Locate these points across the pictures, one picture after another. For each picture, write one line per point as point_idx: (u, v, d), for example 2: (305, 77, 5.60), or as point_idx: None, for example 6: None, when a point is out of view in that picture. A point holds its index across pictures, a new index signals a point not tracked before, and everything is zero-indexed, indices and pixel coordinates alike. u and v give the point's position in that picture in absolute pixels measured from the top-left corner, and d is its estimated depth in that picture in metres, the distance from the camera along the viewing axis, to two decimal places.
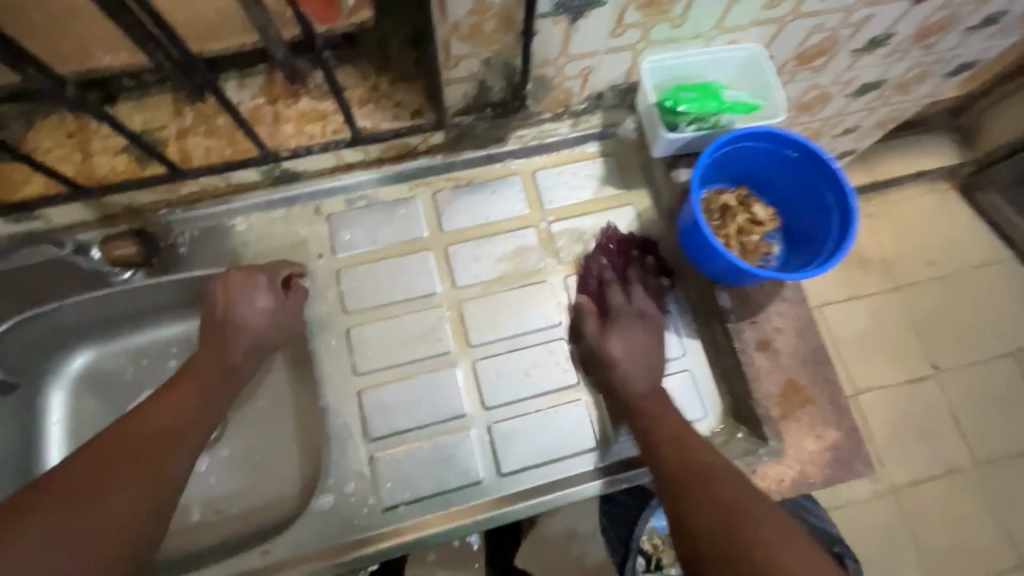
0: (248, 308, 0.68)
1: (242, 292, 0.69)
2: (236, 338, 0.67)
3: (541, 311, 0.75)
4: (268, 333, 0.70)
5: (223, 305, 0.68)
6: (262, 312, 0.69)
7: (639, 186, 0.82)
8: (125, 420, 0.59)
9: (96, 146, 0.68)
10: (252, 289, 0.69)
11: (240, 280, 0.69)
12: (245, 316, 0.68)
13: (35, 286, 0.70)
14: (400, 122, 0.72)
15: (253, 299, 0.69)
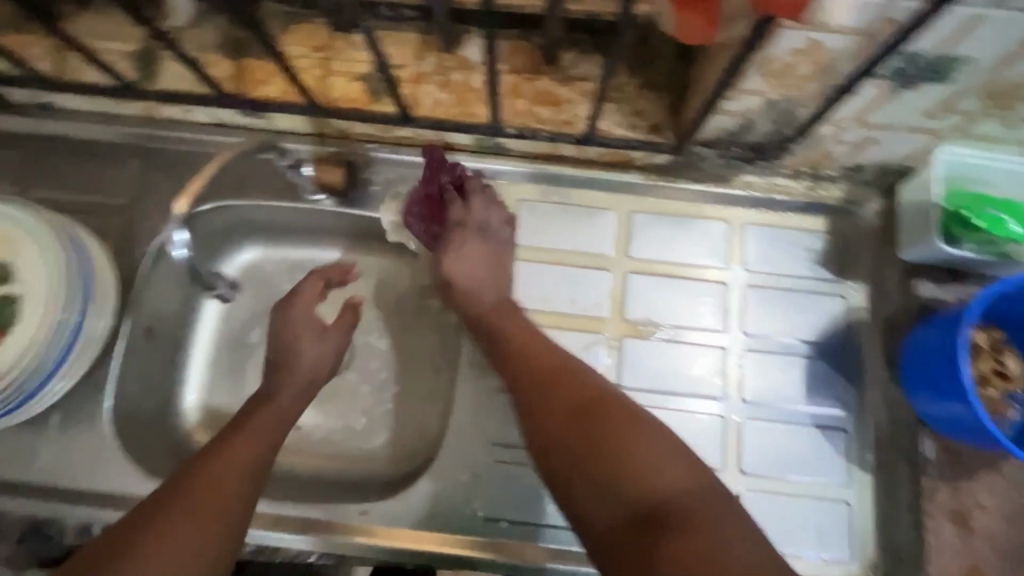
0: (311, 349, 0.66)
1: (309, 345, 0.66)
2: (295, 378, 0.64)
3: (704, 377, 0.69)
4: (327, 367, 0.67)
5: (280, 317, 0.67)
6: (316, 353, 0.66)
7: (860, 279, 0.71)
8: (178, 481, 0.54)
9: (337, 66, 0.68)
10: (309, 334, 0.67)
11: (299, 311, 0.68)
12: (297, 356, 0.65)
13: (237, 181, 0.73)
14: (634, 133, 0.66)
15: (312, 347, 0.67)
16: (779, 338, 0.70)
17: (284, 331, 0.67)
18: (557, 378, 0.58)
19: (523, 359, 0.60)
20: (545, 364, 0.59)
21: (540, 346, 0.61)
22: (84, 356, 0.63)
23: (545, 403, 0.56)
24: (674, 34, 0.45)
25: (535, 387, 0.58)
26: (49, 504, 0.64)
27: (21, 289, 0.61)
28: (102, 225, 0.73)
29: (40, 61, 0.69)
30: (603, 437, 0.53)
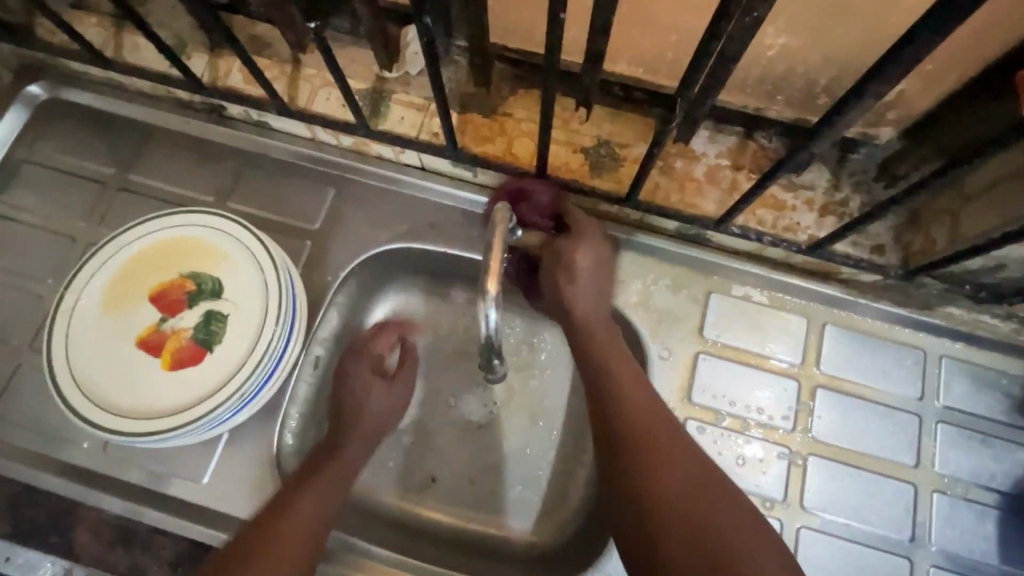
0: (366, 392, 0.69)
1: (372, 381, 0.70)
2: (364, 422, 0.68)
3: (891, 514, 0.65)
4: (387, 419, 0.71)
5: (346, 362, 0.72)
6: (380, 395, 0.70)
7: None
8: (268, 522, 0.59)
9: (561, 136, 0.68)
10: (379, 381, 0.71)
11: (368, 364, 0.71)
12: (358, 406, 0.68)
13: (431, 227, 0.73)
14: (856, 250, 0.64)
15: (376, 393, 0.70)
16: (973, 483, 0.66)
17: (345, 393, 0.69)
18: (650, 451, 0.53)
19: (598, 400, 0.59)
20: (649, 432, 0.55)
21: (655, 421, 0.56)
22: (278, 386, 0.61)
23: (680, 471, 0.52)
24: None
25: (628, 455, 0.54)
26: (210, 531, 0.63)
27: (230, 308, 0.62)
28: (292, 246, 0.73)
29: (274, 83, 0.72)
30: (703, 515, 0.49)
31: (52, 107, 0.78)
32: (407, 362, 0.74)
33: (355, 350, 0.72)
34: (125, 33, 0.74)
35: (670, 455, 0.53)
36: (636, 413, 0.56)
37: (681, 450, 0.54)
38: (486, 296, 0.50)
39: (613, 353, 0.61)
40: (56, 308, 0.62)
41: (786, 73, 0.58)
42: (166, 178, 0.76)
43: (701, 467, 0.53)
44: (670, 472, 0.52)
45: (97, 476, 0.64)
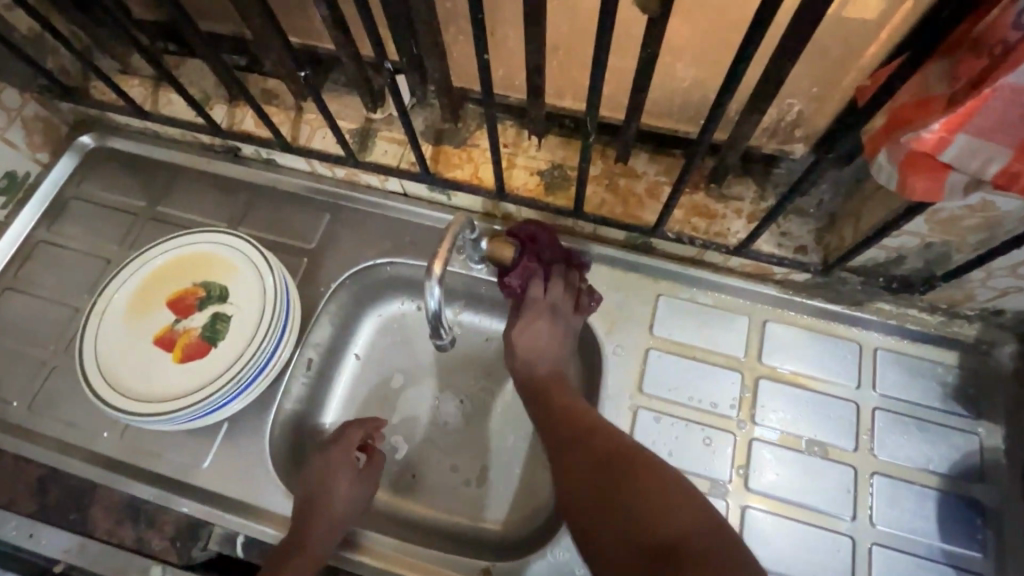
0: (345, 494, 0.70)
1: (334, 469, 0.71)
2: (326, 518, 0.68)
3: (832, 494, 0.69)
4: (351, 512, 0.70)
5: (321, 469, 0.71)
6: (345, 493, 0.70)
7: (994, 418, 0.71)
8: None
9: (521, 162, 0.79)
10: (345, 468, 0.71)
11: (338, 451, 0.72)
12: (337, 507, 0.69)
13: (410, 244, 0.84)
14: (781, 251, 0.72)
15: (342, 486, 0.70)
16: (911, 465, 0.70)
17: (317, 498, 0.68)
18: (590, 445, 0.63)
19: (596, 488, 0.59)
20: (583, 431, 0.65)
21: (684, 508, 0.55)
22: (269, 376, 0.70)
23: (602, 469, 0.60)
24: (894, 187, 0.45)
25: (565, 451, 0.64)
26: (217, 511, 0.69)
27: (234, 310, 0.72)
28: (292, 263, 0.84)
29: (280, 127, 0.85)
30: (619, 476, 0.59)
31: (100, 152, 0.93)
32: (374, 458, 0.75)
33: (327, 453, 0.72)
34: (161, 91, 0.89)
35: (688, 510, 0.55)
36: (658, 509, 0.55)
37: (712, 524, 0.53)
38: (430, 274, 0.63)
39: (630, 455, 0.61)
40: (90, 315, 0.73)
41: (703, 104, 0.69)
42: (187, 208, 0.88)
43: (638, 450, 0.61)
44: (582, 424, 0.66)
45: (110, 461, 0.72)
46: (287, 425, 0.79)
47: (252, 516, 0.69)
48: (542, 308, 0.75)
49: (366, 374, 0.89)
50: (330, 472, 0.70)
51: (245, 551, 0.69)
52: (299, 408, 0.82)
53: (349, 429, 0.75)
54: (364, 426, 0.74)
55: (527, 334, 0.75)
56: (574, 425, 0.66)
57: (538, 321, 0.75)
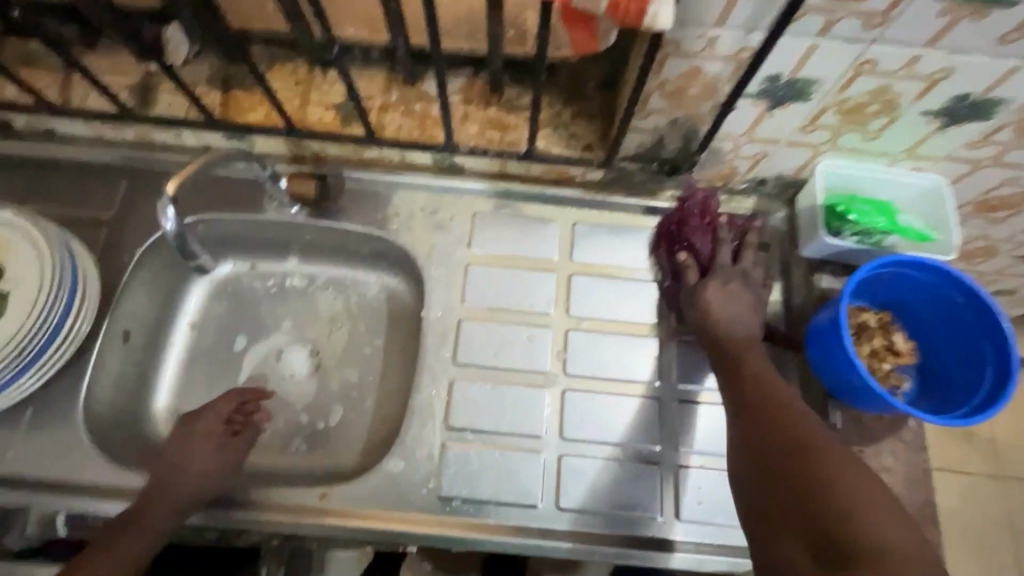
0: (203, 461, 0.67)
1: (197, 438, 0.68)
2: (174, 486, 0.64)
3: (640, 364, 0.76)
4: (210, 483, 0.66)
5: (179, 440, 0.68)
6: (205, 462, 0.67)
7: (773, 277, 0.80)
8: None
9: (314, 98, 0.78)
10: (209, 438, 0.69)
11: (204, 422, 0.70)
12: (186, 474, 0.65)
13: (218, 200, 0.82)
14: (570, 151, 0.76)
15: (203, 456, 0.67)
16: None
17: (170, 464, 0.66)
18: (782, 422, 0.57)
19: (761, 453, 0.55)
20: (778, 405, 0.58)
21: (860, 483, 0.51)
22: (43, 368, 0.68)
23: (774, 428, 0.56)
24: (573, 49, 0.48)
25: (752, 419, 0.58)
26: (23, 494, 0.66)
27: (12, 286, 0.68)
28: (89, 236, 0.79)
29: (48, 92, 0.78)
30: (821, 472, 0.52)
31: None
32: (247, 433, 0.71)
33: (191, 424, 0.69)
34: None
35: (851, 471, 0.52)
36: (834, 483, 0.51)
37: (855, 471, 0.52)
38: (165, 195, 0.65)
39: (800, 433, 0.55)
40: None
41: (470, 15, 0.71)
42: None
43: (830, 443, 0.54)
44: (783, 396, 0.60)
45: None
46: (111, 400, 0.76)
47: (69, 494, 0.66)
48: (729, 275, 0.69)
49: (202, 340, 0.86)
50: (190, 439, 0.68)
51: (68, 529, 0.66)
52: (123, 382, 0.78)
53: (222, 403, 0.72)
54: (234, 401, 0.72)
55: (717, 294, 0.68)
56: (768, 409, 0.58)
57: (724, 288, 0.68)
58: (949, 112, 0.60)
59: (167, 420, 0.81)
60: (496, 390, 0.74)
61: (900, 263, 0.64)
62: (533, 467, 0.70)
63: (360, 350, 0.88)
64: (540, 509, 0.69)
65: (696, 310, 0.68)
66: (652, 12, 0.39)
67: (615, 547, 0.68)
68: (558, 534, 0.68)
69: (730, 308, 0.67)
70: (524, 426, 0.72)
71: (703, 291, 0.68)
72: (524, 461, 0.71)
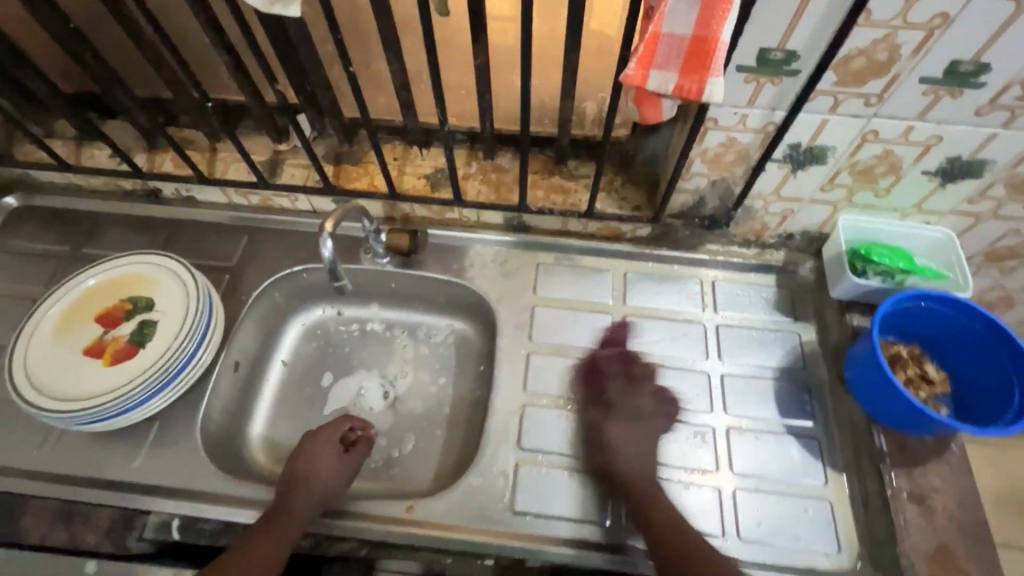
0: (329, 472, 0.75)
1: (321, 448, 0.77)
2: (303, 491, 0.72)
3: (691, 395, 0.84)
4: (335, 490, 0.74)
5: (303, 450, 0.77)
6: (328, 470, 0.75)
7: (808, 319, 0.89)
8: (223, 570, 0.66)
9: (409, 170, 0.95)
10: (329, 451, 0.77)
11: (324, 435, 0.78)
12: (311, 480, 0.73)
13: (320, 252, 0.97)
14: (622, 211, 0.91)
15: (326, 464, 0.75)
16: (753, 364, 0.86)
17: (297, 469, 0.74)
18: None
19: None
20: None
21: None
22: (183, 382, 0.79)
23: None
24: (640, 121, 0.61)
25: None
26: (147, 497, 0.74)
27: (160, 317, 0.81)
28: (214, 281, 0.93)
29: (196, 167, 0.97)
30: None
31: (25, 210, 1.00)
32: (359, 449, 0.80)
33: (312, 436, 0.78)
34: (83, 148, 0.99)
35: None
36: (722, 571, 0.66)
37: None
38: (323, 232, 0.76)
39: None
40: (17, 336, 0.79)
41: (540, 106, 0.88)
42: (111, 247, 0.97)
43: None
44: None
45: (43, 474, 0.75)
46: (220, 422, 0.86)
47: (186, 498, 0.74)
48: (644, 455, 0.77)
49: (294, 375, 0.97)
50: (315, 449, 0.77)
51: (182, 533, 0.73)
52: (229, 408, 0.88)
53: (338, 421, 0.81)
54: (350, 421, 0.81)
55: (624, 438, 0.77)
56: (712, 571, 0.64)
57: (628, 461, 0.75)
58: (945, 172, 0.73)
59: (262, 444, 0.90)
60: (563, 416, 0.82)
61: (922, 297, 0.73)
62: (601, 486, 0.76)
63: (432, 387, 0.97)
64: (609, 527, 0.74)
65: (603, 450, 0.77)
66: (707, 90, 0.53)
67: None
68: (628, 549, 0.72)
69: (632, 445, 0.77)
70: (590, 449, 0.79)
71: (607, 430, 0.79)
72: (591, 481, 0.77)
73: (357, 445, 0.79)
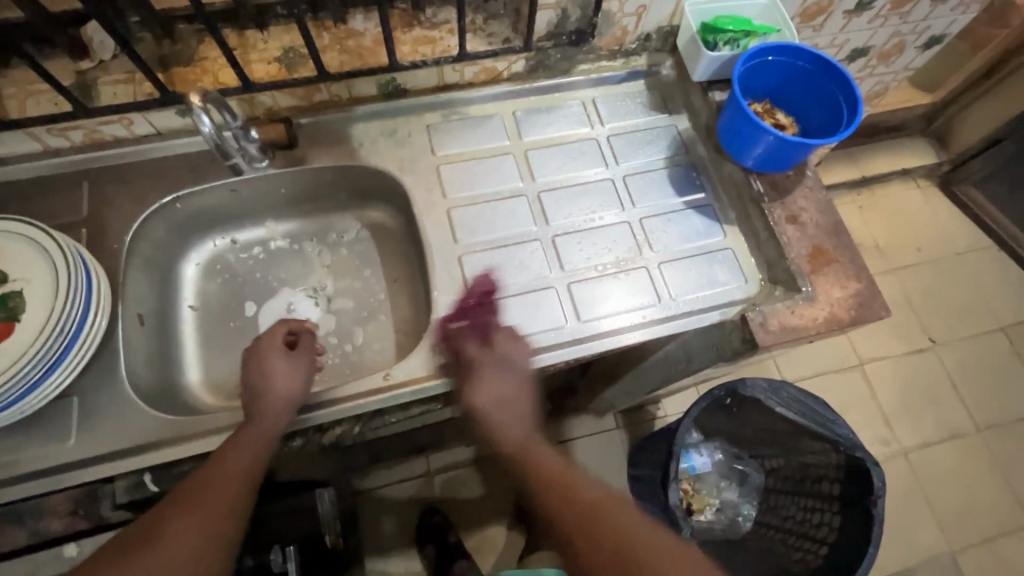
0: (289, 371, 0.73)
1: (271, 354, 0.73)
2: (271, 394, 0.70)
3: (601, 202, 0.91)
4: (301, 387, 0.73)
5: (252, 359, 0.73)
6: (285, 371, 0.73)
7: (679, 110, 0.99)
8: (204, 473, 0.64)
9: (254, 57, 0.85)
10: (279, 353, 0.74)
11: (268, 341, 0.75)
12: (273, 383, 0.71)
13: (186, 175, 0.86)
14: (494, 46, 0.90)
15: (281, 366, 0.73)
16: (645, 160, 0.95)
17: (254, 376, 0.72)
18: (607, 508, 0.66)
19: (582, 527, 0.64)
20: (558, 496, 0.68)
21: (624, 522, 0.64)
22: (85, 345, 0.70)
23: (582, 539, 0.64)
24: None
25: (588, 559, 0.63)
26: (99, 466, 0.69)
27: (25, 285, 0.70)
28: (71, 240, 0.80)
29: None
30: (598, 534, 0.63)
31: None
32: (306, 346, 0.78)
33: (256, 348, 0.74)
34: None
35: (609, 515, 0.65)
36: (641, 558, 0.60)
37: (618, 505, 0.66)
38: (195, 107, 0.70)
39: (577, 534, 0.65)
40: None
41: None
42: None
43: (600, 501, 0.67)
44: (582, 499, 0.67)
45: None
46: (148, 378, 0.79)
47: (150, 450, 0.70)
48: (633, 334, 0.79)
49: (211, 316, 0.91)
50: (266, 353, 0.74)
51: (157, 484, 0.71)
52: (152, 363, 0.81)
53: (273, 328, 0.77)
54: (289, 322, 0.79)
55: (481, 387, 0.76)
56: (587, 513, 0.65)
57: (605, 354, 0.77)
58: None
59: (206, 388, 0.85)
60: (498, 255, 0.86)
61: (764, 52, 0.84)
62: (549, 301, 0.83)
63: (364, 280, 0.96)
64: (566, 329, 0.82)
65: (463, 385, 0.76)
66: None
67: (634, 332, 0.83)
68: (586, 339, 0.82)
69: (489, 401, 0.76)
70: (531, 274, 0.85)
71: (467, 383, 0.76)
72: (540, 298, 0.83)
73: (304, 342, 0.77)
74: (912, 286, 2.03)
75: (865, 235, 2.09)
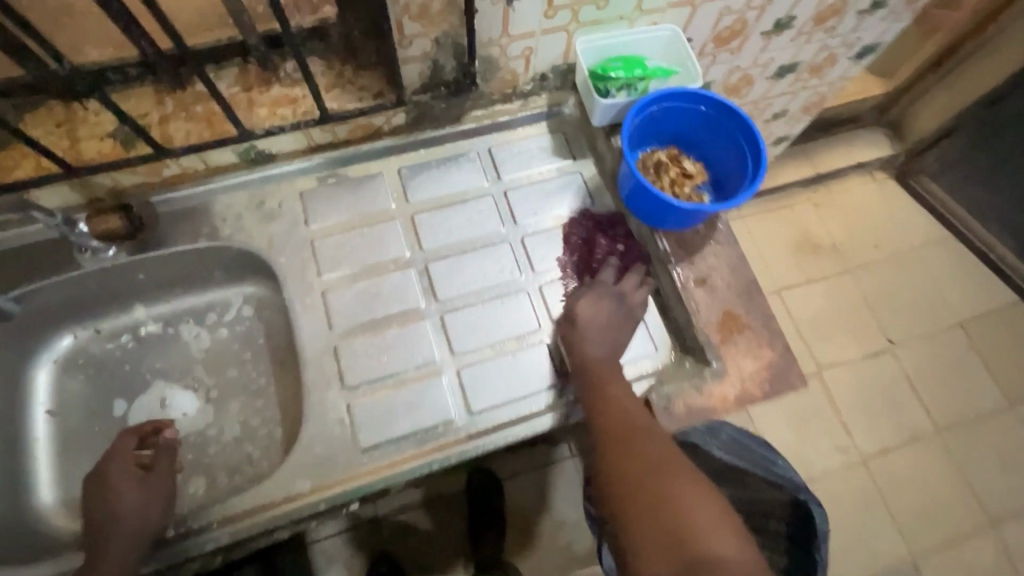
0: (136, 497, 0.67)
1: (117, 478, 0.68)
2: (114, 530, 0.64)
3: (497, 268, 0.83)
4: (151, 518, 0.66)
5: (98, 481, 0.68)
6: (132, 498, 0.67)
7: (584, 155, 0.90)
8: None
9: (84, 133, 0.74)
10: (127, 475, 0.68)
11: (115, 462, 0.69)
12: (118, 515, 0.65)
13: (21, 273, 0.76)
14: (364, 103, 0.80)
15: (130, 491, 0.67)
16: (547, 216, 0.86)
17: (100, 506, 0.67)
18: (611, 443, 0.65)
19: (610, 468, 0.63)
20: (620, 426, 0.65)
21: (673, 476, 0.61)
22: None
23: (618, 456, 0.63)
24: None
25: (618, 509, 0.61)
26: None
27: None
28: None
29: None
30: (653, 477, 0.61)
31: None
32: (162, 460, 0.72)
33: (100, 470, 0.69)
34: None
35: (664, 469, 0.62)
36: (688, 515, 0.58)
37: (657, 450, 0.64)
38: None
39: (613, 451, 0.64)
40: None
41: None
42: None
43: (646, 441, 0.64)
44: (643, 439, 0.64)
45: None
46: None
47: None
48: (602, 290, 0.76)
49: (70, 421, 0.82)
50: (111, 476, 0.68)
51: None
52: None
53: (122, 439, 0.71)
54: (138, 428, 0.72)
55: (589, 309, 0.74)
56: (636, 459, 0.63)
57: (597, 300, 0.75)
58: None
59: (64, 506, 0.77)
60: (380, 339, 0.77)
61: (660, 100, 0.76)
62: (436, 390, 0.75)
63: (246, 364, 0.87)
64: (455, 422, 0.74)
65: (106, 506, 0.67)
66: None
67: (532, 420, 0.75)
68: (477, 434, 0.74)
69: (594, 326, 0.73)
70: (417, 359, 0.77)
71: (577, 303, 0.75)
72: (427, 387, 0.75)
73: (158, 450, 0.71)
74: (870, 285, 1.98)
75: (821, 233, 2.04)
